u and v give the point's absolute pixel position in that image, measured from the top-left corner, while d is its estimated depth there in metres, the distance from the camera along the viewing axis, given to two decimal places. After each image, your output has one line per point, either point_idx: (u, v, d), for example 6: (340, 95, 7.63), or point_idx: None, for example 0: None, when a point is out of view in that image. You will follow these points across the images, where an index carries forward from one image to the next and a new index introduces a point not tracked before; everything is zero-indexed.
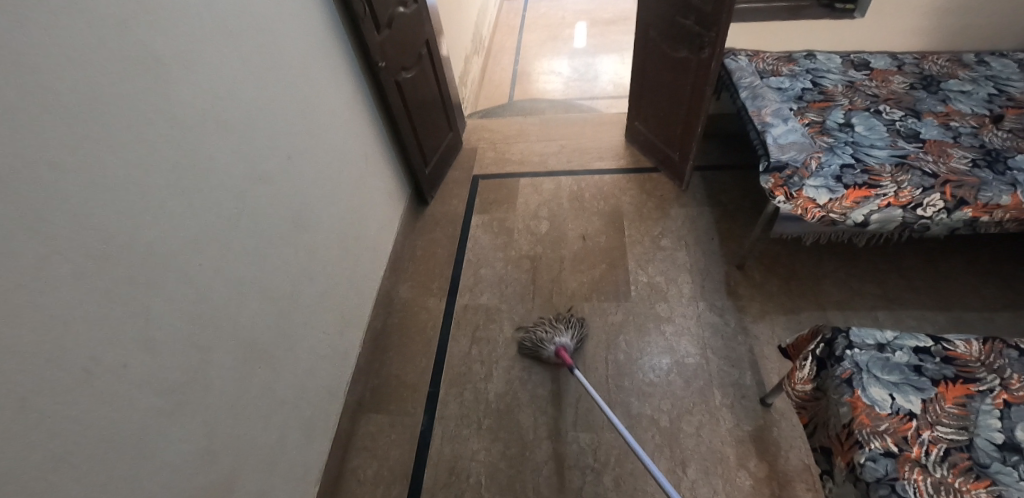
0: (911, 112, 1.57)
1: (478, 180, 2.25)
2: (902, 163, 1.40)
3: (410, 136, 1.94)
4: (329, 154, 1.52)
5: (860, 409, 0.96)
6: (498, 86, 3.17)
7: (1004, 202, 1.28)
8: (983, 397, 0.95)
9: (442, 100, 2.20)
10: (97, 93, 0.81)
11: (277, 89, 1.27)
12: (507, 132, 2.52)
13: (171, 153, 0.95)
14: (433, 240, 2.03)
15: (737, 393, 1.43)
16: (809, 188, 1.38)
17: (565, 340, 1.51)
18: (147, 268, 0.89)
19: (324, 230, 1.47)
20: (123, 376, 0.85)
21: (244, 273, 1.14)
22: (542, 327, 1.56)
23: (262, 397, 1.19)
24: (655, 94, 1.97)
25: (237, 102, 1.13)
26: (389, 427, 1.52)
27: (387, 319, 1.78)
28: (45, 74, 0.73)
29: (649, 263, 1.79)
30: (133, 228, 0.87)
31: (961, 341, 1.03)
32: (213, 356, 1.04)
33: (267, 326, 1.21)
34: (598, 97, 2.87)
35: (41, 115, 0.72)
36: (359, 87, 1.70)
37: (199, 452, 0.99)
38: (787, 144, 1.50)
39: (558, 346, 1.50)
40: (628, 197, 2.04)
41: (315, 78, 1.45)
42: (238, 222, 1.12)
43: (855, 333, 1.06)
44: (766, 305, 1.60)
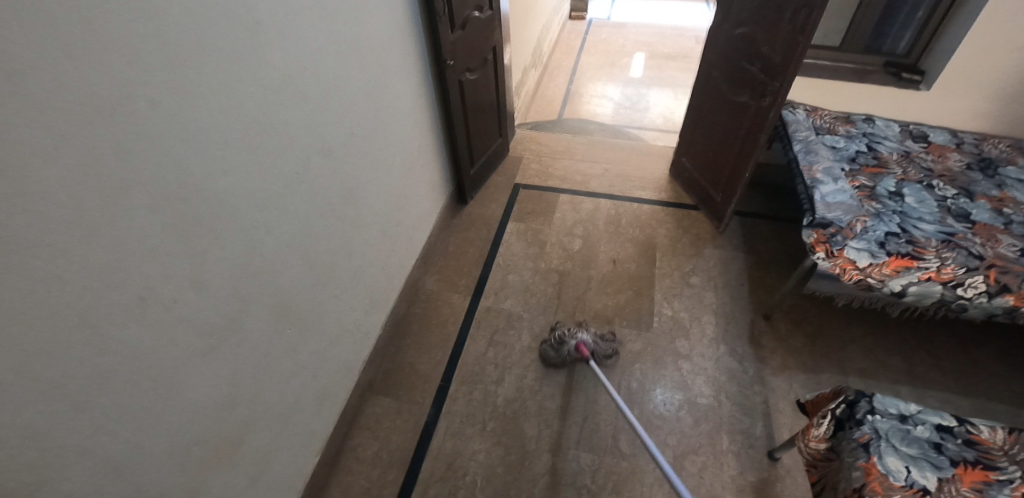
0: (964, 192, 1.55)
1: (518, 189, 2.30)
2: (949, 240, 1.38)
3: (462, 135, 2.00)
4: (387, 140, 1.58)
5: (873, 476, 0.95)
6: (551, 101, 3.23)
7: None
8: (1002, 487, 0.93)
9: (497, 108, 2.26)
10: (199, 46, 0.88)
11: (352, 71, 1.34)
12: (554, 147, 2.56)
13: (251, 112, 1.02)
14: (467, 239, 2.07)
15: (745, 442, 1.42)
16: (850, 249, 1.38)
17: (586, 337, 1.61)
18: (211, 215, 0.96)
19: (370, 211, 1.53)
20: (171, 311, 0.90)
21: (293, 238, 1.20)
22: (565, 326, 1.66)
23: (287, 360, 1.23)
24: (708, 133, 1.99)
25: (316, 77, 1.20)
26: (395, 412, 1.56)
27: (411, 308, 1.83)
28: (162, 22, 0.81)
29: (675, 297, 1.79)
30: (207, 176, 0.93)
31: (986, 426, 1.01)
32: (251, 310, 1.09)
33: (304, 292, 1.27)
34: (647, 128, 2.90)
35: (152, 58, 0.80)
36: (424, 82, 1.77)
37: (222, 397, 1.05)
38: (833, 203, 1.50)
39: (578, 342, 1.59)
40: (664, 230, 2.05)
41: (388, 67, 1.52)
42: (296, 189, 1.19)
43: (879, 399, 1.05)
44: (788, 360, 1.58)
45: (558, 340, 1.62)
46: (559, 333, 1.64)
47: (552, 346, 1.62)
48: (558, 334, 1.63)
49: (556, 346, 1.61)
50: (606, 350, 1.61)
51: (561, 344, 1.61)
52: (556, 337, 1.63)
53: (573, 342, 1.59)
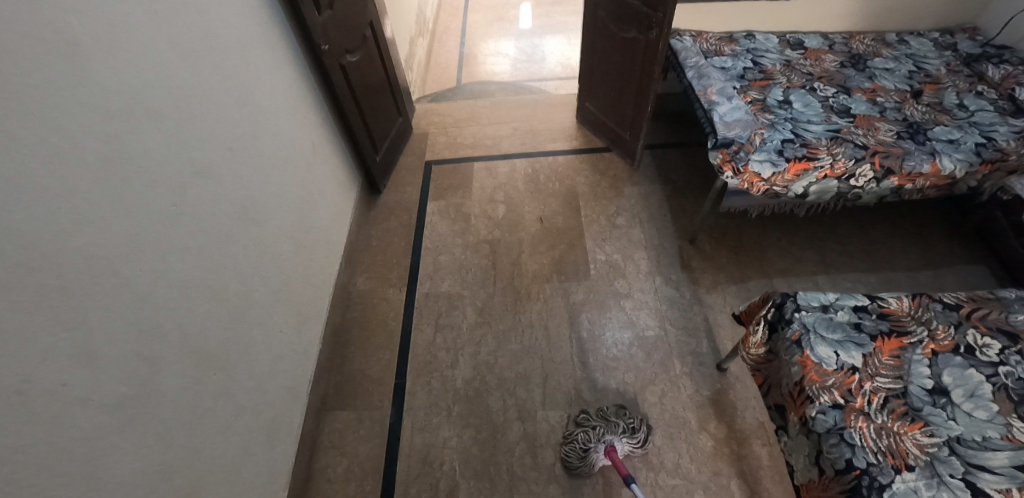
0: (842, 89, 1.68)
1: (431, 166, 2.20)
2: (836, 137, 1.50)
3: (358, 123, 1.85)
4: (275, 142, 1.42)
5: (809, 367, 1.04)
6: (444, 67, 3.08)
7: (924, 171, 1.41)
8: (914, 348, 1.05)
9: (390, 85, 2.11)
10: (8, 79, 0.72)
11: (212, 74, 1.17)
12: (458, 115, 2.46)
13: (100, 146, 0.86)
14: (389, 229, 1.96)
15: (695, 361, 1.51)
16: (754, 163, 1.46)
17: (618, 443, 1.28)
18: (81, 274, 0.81)
19: (274, 224, 1.39)
20: (64, 395, 0.77)
21: (192, 273, 1.06)
22: (589, 425, 1.30)
23: (220, 404, 1.12)
24: (605, 74, 1.99)
25: (169, 91, 1.03)
26: (357, 422, 1.49)
27: (346, 314, 1.72)
28: None
29: (606, 241, 1.83)
30: (62, 231, 0.78)
31: (894, 298, 1.13)
32: (163, 366, 0.96)
33: (220, 329, 1.13)
34: (547, 78, 2.85)
35: None
36: (302, 71, 1.60)
37: (158, 467, 0.93)
38: (732, 121, 1.57)
39: (607, 449, 1.27)
40: (583, 178, 2.06)
41: (255, 61, 1.34)
42: (179, 219, 1.03)
43: (802, 296, 1.14)
44: (718, 276, 1.68)
45: (582, 450, 1.27)
46: (583, 438, 1.28)
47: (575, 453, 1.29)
48: (581, 437, 1.28)
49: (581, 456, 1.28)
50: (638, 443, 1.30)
51: (587, 452, 1.27)
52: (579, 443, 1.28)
53: (601, 449, 1.27)
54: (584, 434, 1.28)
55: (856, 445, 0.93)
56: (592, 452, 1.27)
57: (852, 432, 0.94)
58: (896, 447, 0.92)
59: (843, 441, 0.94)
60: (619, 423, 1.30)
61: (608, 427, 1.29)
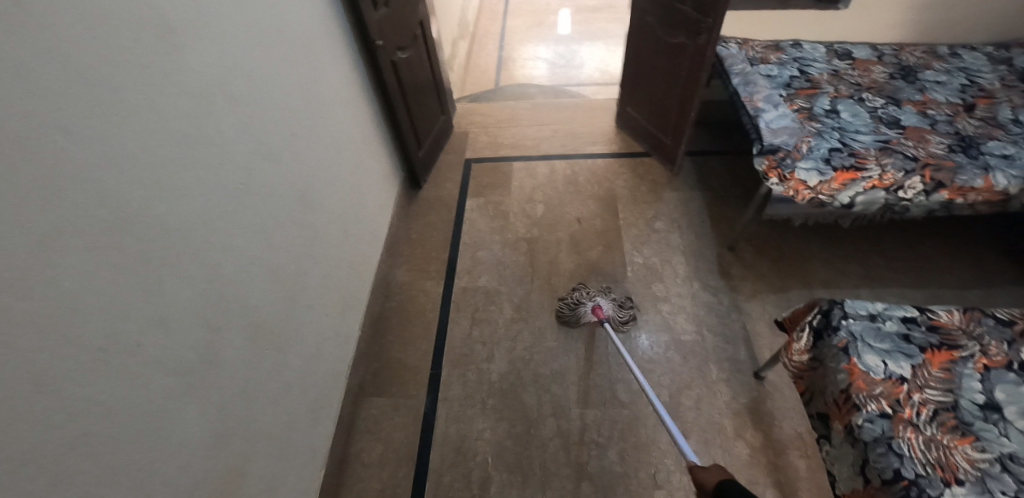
0: (892, 101, 1.65)
1: (471, 164, 2.24)
2: (886, 148, 1.48)
3: (405, 119, 1.91)
4: (330, 134, 1.48)
5: (856, 375, 1.03)
6: (484, 70, 3.11)
7: (977, 185, 1.38)
8: (965, 362, 1.03)
9: (435, 84, 2.17)
10: (116, 59, 0.78)
11: (281, 66, 1.23)
12: (499, 116, 2.50)
13: (184, 126, 0.92)
14: (429, 223, 2.01)
15: (733, 368, 1.50)
16: (801, 170, 1.45)
17: (603, 301, 1.60)
18: (161, 244, 0.87)
19: (326, 212, 1.45)
20: (138, 356, 0.82)
21: (252, 252, 1.11)
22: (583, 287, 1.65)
23: (271, 381, 1.17)
24: (648, 78, 2.00)
25: (244, 78, 1.09)
26: (393, 410, 1.53)
27: (386, 303, 1.77)
28: (66, 39, 0.71)
29: (644, 244, 1.84)
30: (147, 204, 0.84)
31: (944, 311, 1.12)
32: (224, 337, 1.02)
33: (275, 308, 1.19)
34: (585, 83, 2.86)
35: (65, 82, 0.70)
36: (357, 67, 1.66)
37: (214, 434, 0.98)
38: (778, 128, 1.56)
39: (594, 305, 1.58)
40: (622, 181, 2.08)
41: (317, 57, 1.41)
42: (245, 199, 1.09)
43: (850, 304, 1.13)
44: (758, 284, 1.67)
45: (574, 302, 1.61)
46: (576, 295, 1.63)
47: (569, 310, 1.61)
48: (575, 294, 1.63)
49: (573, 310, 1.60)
50: (623, 317, 1.59)
51: (579, 306, 1.60)
52: (573, 301, 1.61)
53: (590, 305, 1.58)
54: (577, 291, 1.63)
55: (904, 456, 0.92)
56: (581, 305, 1.60)
57: (900, 442, 0.93)
58: (946, 461, 0.90)
59: (891, 450, 0.93)
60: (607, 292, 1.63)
61: (599, 293, 1.63)
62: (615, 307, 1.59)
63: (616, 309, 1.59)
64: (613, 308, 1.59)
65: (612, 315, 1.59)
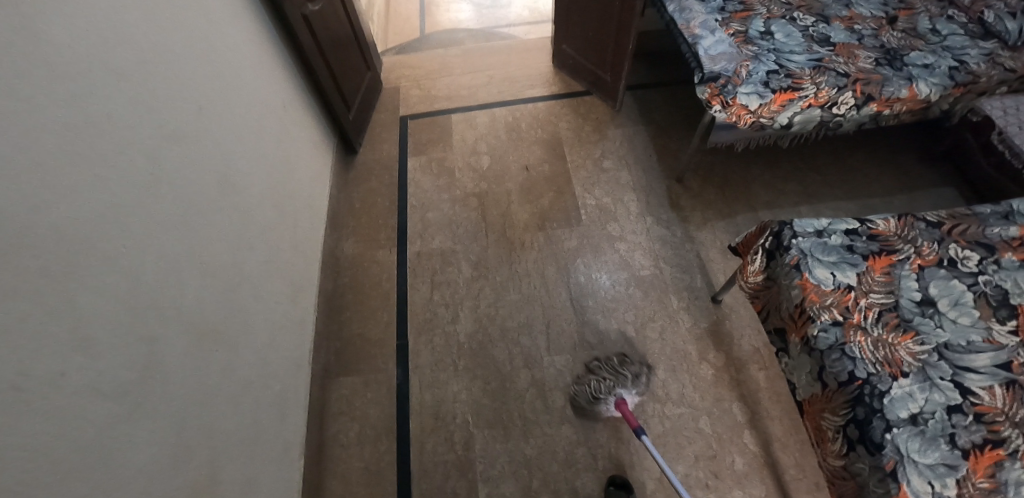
0: (821, 18, 1.68)
1: (406, 120, 2.10)
2: (819, 66, 1.50)
3: (327, 79, 1.72)
4: (245, 103, 1.31)
5: (809, 289, 1.10)
6: (404, 18, 2.81)
7: (902, 96, 1.46)
8: (903, 264, 1.11)
9: (357, 37, 1.96)
10: None
11: (167, 28, 1.05)
12: (429, 65, 2.34)
13: (64, 111, 0.77)
14: (371, 189, 1.89)
15: (691, 295, 1.56)
16: (742, 95, 1.46)
17: (627, 395, 1.33)
18: (66, 253, 0.74)
19: (256, 191, 1.31)
20: (65, 385, 0.71)
21: (178, 247, 0.99)
22: (601, 374, 1.36)
23: (226, 381, 1.08)
24: (582, 12, 1.91)
25: (124, 44, 0.91)
26: (364, 387, 1.48)
27: (337, 279, 1.68)
28: None
29: (595, 185, 1.82)
30: (38, 209, 0.71)
31: (881, 220, 1.19)
32: (164, 345, 0.91)
33: (215, 303, 1.08)
34: (515, 23, 2.69)
35: None
36: (262, 23, 1.46)
37: (175, 449, 0.90)
38: (717, 54, 1.54)
39: (617, 400, 1.31)
40: (565, 122, 2.03)
41: (211, 13, 1.21)
42: (158, 187, 0.95)
43: (798, 223, 1.19)
44: (707, 212, 1.72)
45: (592, 395, 1.34)
46: (593, 385, 1.34)
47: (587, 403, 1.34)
48: (593, 388, 1.33)
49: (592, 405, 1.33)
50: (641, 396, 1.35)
51: (598, 401, 1.33)
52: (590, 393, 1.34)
53: (612, 401, 1.31)
54: (595, 382, 1.34)
55: (856, 358, 1.01)
56: (601, 401, 1.33)
57: (852, 346, 1.02)
58: (892, 357, 1.00)
59: (845, 355, 1.01)
60: (629, 377, 1.36)
61: (621, 381, 1.35)
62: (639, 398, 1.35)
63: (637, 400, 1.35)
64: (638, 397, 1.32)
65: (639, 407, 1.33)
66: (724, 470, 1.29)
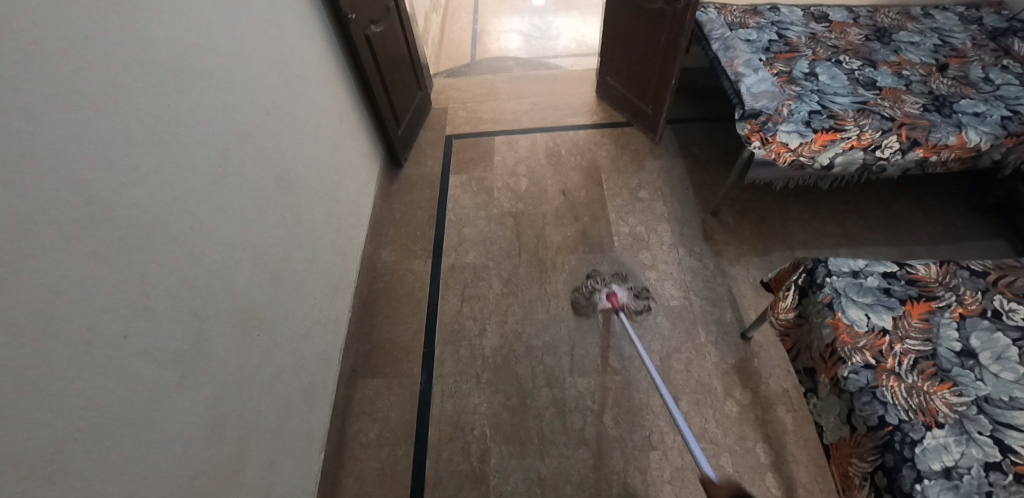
0: (868, 62, 1.68)
1: (451, 140, 2.20)
2: (863, 109, 1.50)
3: (382, 96, 1.84)
4: (307, 113, 1.43)
5: (841, 328, 1.10)
6: (458, 45, 2.96)
7: (950, 143, 1.43)
8: (942, 312, 1.10)
9: (412, 59, 2.09)
10: (75, 38, 0.74)
11: (250, 41, 1.18)
12: (477, 90, 2.45)
13: (153, 106, 0.87)
14: (412, 202, 1.97)
15: (720, 330, 1.54)
16: (782, 133, 1.47)
17: (618, 289, 1.55)
18: (138, 231, 0.83)
19: (307, 193, 1.40)
20: (124, 347, 0.79)
21: (235, 236, 1.08)
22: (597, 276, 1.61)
23: (262, 367, 1.14)
24: (628, 47, 1.98)
25: (211, 53, 1.03)
26: (387, 390, 1.53)
27: (373, 285, 1.75)
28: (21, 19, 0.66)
29: (629, 213, 1.85)
30: (122, 189, 0.80)
31: (922, 265, 1.19)
32: (212, 324, 0.99)
33: (261, 294, 1.16)
34: (563, 55, 2.79)
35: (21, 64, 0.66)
36: (329, 42, 1.59)
37: (209, 423, 0.96)
38: (759, 92, 1.57)
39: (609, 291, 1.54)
40: (604, 151, 2.07)
41: (287, 32, 1.34)
42: (223, 181, 1.05)
43: (833, 262, 1.19)
44: (741, 248, 1.71)
45: (588, 292, 1.58)
46: (590, 284, 1.59)
47: (584, 295, 1.59)
48: (590, 282, 1.59)
49: (588, 296, 1.58)
50: (638, 307, 1.55)
51: (593, 293, 1.57)
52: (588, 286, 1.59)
53: (604, 291, 1.55)
54: (590, 281, 1.59)
55: (888, 403, 0.99)
56: (595, 295, 1.56)
57: (884, 391, 1.01)
58: (926, 405, 0.98)
59: (875, 399, 1.00)
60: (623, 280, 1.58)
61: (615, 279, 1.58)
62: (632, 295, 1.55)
63: (632, 298, 1.55)
64: (629, 297, 1.54)
65: (627, 304, 1.54)
66: None
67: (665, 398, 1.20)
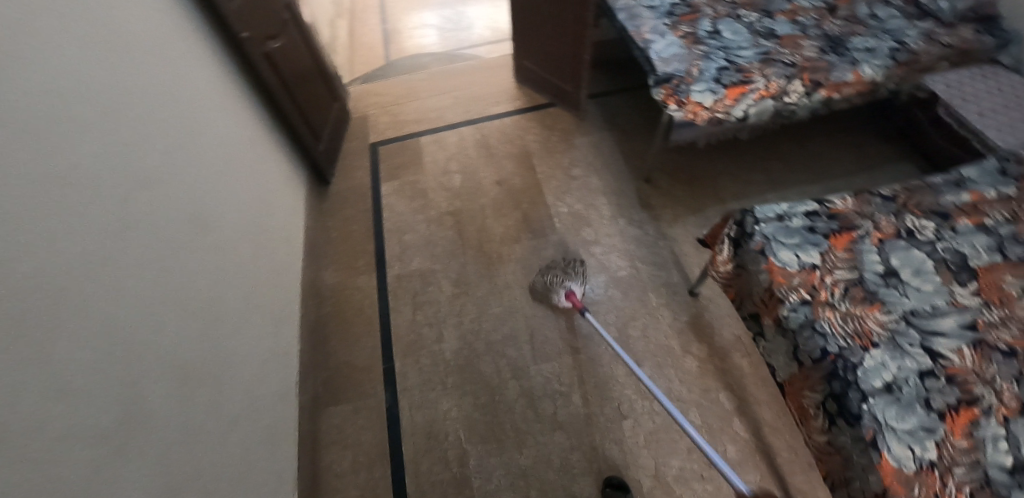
0: (765, 14, 1.74)
1: (377, 148, 2.13)
2: (766, 59, 1.56)
3: (294, 113, 1.75)
4: (213, 144, 1.33)
5: (775, 272, 1.14)
6: (370, 49, 2.86)
7: (849, 79, 1.52)
8: (863, 240, 1.17)
9: (321, 70, 1.99)
10: None
11: (129, 74, 1.06)
12: (396, 93, 2.38)
13: (29, 165, 0.78)
14: (347, 218, 1.90)
15: (669, 291, 1.58)
16: (695, 93, 1.50)
17: (577, 286, 1.51)
18: (38, 303, 0.75)
19: (229, 228, 1.32)
20: (45, 434, 0.71)
21: (153, 289, 0.99)
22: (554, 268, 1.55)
23: (212, 418, 1.07)
24: (537, 29, 1.98)
25: (89, 98, 0.94)
26: (354, 414, 1.47)
27: (320, 310, 1.68)
28: None
29: (566, 193, 1.86)
30: (8, 262, 0.71)
31: (839, 199, 1.26)
32: (144, 387, 0.91)
33: (195, 343, 1.08)
34: (478, 45, 2.75)
35: None
36: (225, 64, 1.48)
37: (163, 489, 0.89)
38: (668, 57, 1.60)
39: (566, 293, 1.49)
40: (533, 135, 2.07)
41: (174, 61, 1.24)
42: (127, 231, 0.96)
43: (759, 210, 1.24)
44: (677, 209, 1.75)
45: (547, 286, 1.53)
46: (549, 278, 1.54)
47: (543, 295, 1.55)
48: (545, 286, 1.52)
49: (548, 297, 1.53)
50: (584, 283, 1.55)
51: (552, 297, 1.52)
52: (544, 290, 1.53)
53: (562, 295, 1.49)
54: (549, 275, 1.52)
55: (827, 334, 1.05)
56: (553, 290, 1.51)
57: (822, 323, 1.06)
58: (862, 329, 1.04)
59: (816, 332, 1.05)
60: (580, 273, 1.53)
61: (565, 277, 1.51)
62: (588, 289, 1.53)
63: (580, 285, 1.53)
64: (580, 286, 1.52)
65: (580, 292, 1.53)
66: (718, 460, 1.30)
67: (668, 408, 1.16)
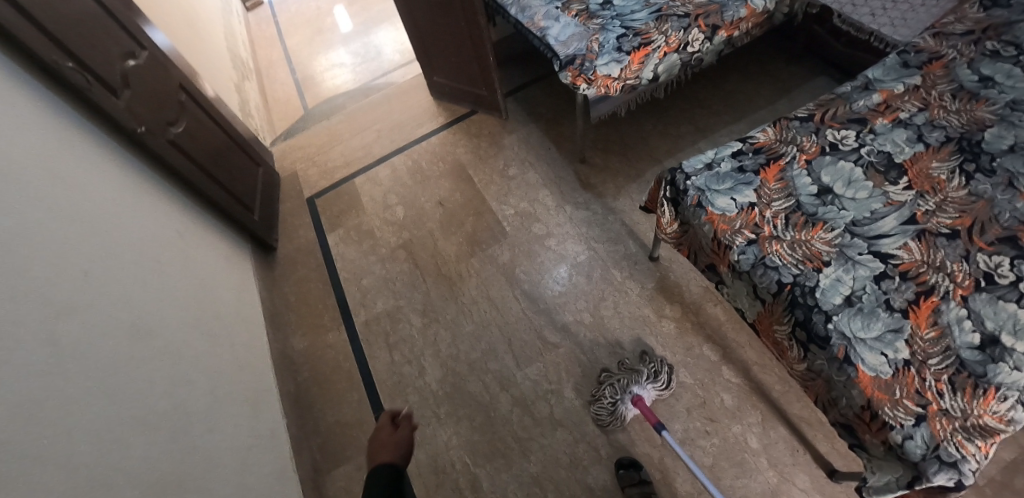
0: None
1: (314, 200, 2.10)
2: (661, 16, 1.56)
3: (217, 192, 1.71)
4: (137, 247, 1.29)
5: (716, 221, 1.16)
6: (286, 103, 2.81)
7: (742, 15, 1.55)
8: (792, 166, 1.19)
9: (235, 140, 1.94)
10: None
11: (29, 205, 1.03)
12: (319, 140, 2.35)
13: None
14: (302, 278, 1.87)
15: (630, 263, 1.59)
16: (601, 67, 1.51)
17: (642, 389, 1.31)
18: None
19: (175, 327, 1.28)
20: None
21: (106, 416, 0.96)
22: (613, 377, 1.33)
23: None
24: (437, 43, 1.96)
25: None
26: (357, 471, 1.45)
27: (297, 377, 1.64)
28: None
29: (508, 195, 1.85)
30: None
31: (760, 132, 1.28)
32: None
33: (168, 454, 1.04)
34: (391, 71, 2.74)
35: None
36: (131, 164, 1.44)
37: None
38: (567, 39, 1.60)
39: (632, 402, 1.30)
40: (462, 147, 2.06)
41: (76, 177, 1.20)
42: (62, 364, 0.93)
43: (687, 165, 1.25)
44: (618, 181, 1.76)
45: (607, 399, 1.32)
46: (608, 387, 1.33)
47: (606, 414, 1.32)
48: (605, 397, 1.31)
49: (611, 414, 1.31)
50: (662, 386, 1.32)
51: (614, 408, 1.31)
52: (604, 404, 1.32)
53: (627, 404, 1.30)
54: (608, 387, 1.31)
55: (779, 266, 1.06)
56: (619, 403, 1.30)
57: (772, 257, 1.08)
58: (810, 253, 1.06)
59: (768, 267, 1.07)
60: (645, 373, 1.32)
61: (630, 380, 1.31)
62: (659, 391, 1.32)
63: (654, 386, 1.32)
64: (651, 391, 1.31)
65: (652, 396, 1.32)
66: (717, 412, 1.31)
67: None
